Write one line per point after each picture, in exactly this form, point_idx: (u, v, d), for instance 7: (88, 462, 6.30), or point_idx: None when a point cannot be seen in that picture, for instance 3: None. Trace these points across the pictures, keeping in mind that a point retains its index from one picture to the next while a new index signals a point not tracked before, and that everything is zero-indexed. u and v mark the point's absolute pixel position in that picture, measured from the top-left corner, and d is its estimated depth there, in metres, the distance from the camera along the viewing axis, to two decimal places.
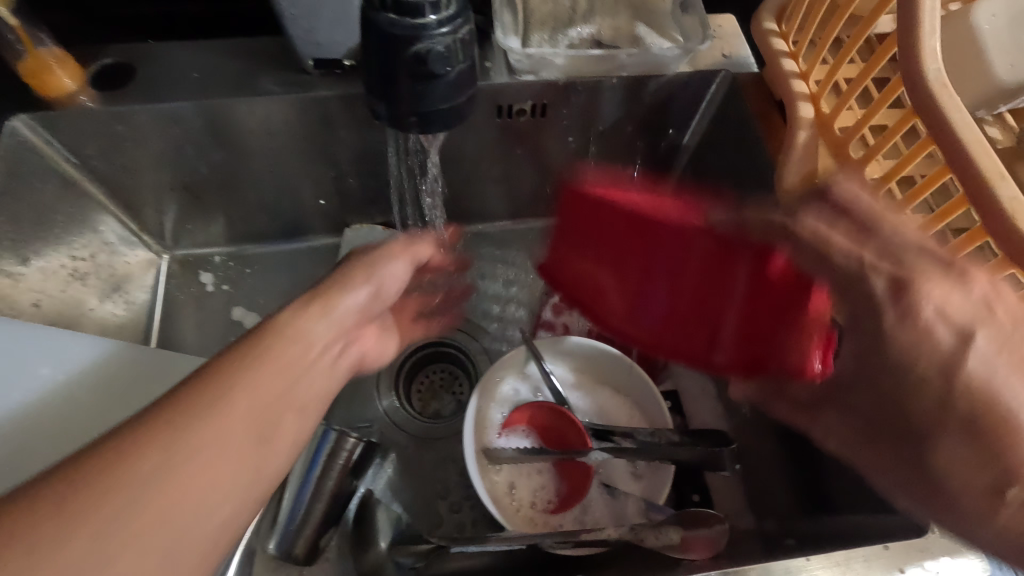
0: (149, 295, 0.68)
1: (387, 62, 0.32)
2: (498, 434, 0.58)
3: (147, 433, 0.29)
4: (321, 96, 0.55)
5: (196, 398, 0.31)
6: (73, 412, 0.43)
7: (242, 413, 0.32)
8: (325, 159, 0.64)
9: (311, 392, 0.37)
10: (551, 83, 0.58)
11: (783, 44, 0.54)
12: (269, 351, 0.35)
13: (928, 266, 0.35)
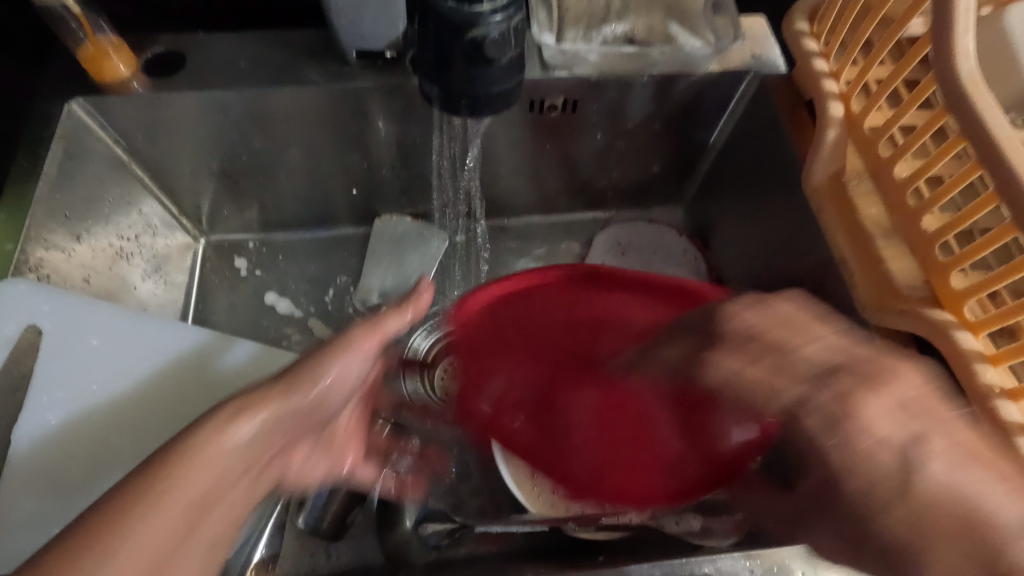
0: (190, 275, 0.71)
1: (444, 48, 0.34)
2: None
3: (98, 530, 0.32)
4: (360, 87, 0.57)
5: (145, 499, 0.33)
6: (166, 392, 0.50)
7: (153, 545, 0.33)
8: (359, 149, 0.65)
9: (227, 514, 0.37)
10: (583, 80, 0.59)
11: (815, 44, 0.55)
12: (181, 471, 0.35)
13: (850, 382, 0.32)
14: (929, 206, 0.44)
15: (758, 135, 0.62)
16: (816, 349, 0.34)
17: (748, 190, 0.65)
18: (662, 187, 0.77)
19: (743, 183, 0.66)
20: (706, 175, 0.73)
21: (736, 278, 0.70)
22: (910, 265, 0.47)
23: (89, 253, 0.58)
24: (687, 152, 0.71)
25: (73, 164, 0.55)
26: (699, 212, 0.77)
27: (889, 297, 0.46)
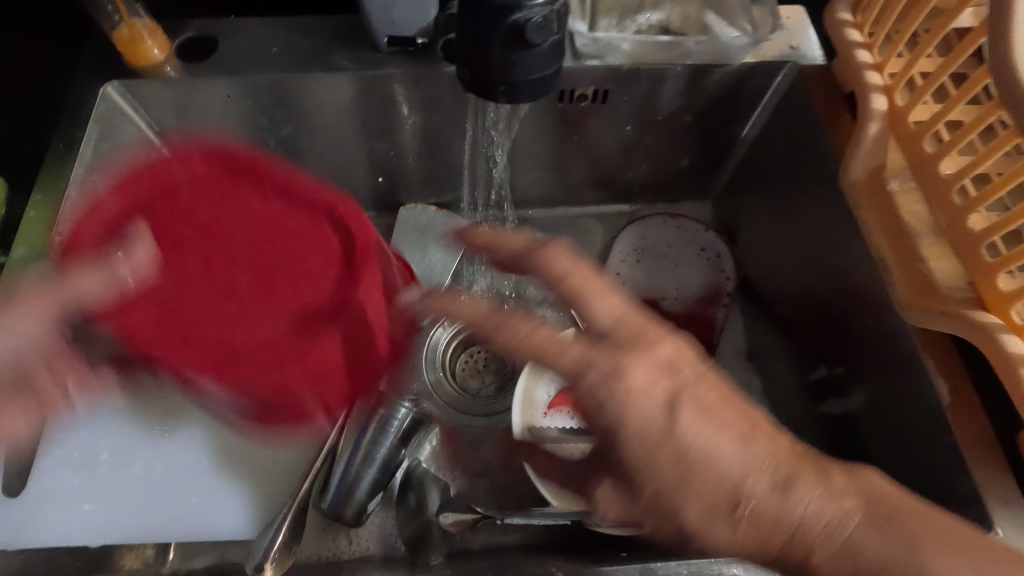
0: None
1: (485, 30, 0.33)
2: (543, 414, 0.60)
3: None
4: (389, 74, 0.57)
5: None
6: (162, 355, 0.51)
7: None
8: (387, 137, 0.65)
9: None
10: (615, 70, 0.58)
11: (859, 35, 0.53)
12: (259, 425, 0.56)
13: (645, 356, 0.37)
14: (975, 205, 0.42)
15: (792, 129, 0.60)
16: (605, 308, 0.37)
17: (780, 186, 0.64)
18: (689, 181, 0.75)
19: (775, 177, 0.64)
20: (735, 170, 0.72)
21: (764, 274, 0.69)
22: (948, 263, 0.46)
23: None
24: (717, 146, 0.70)
25: (106, 150, 0.56)
26: (727, 207, 0.75)
27: (929, 297, 0.45)
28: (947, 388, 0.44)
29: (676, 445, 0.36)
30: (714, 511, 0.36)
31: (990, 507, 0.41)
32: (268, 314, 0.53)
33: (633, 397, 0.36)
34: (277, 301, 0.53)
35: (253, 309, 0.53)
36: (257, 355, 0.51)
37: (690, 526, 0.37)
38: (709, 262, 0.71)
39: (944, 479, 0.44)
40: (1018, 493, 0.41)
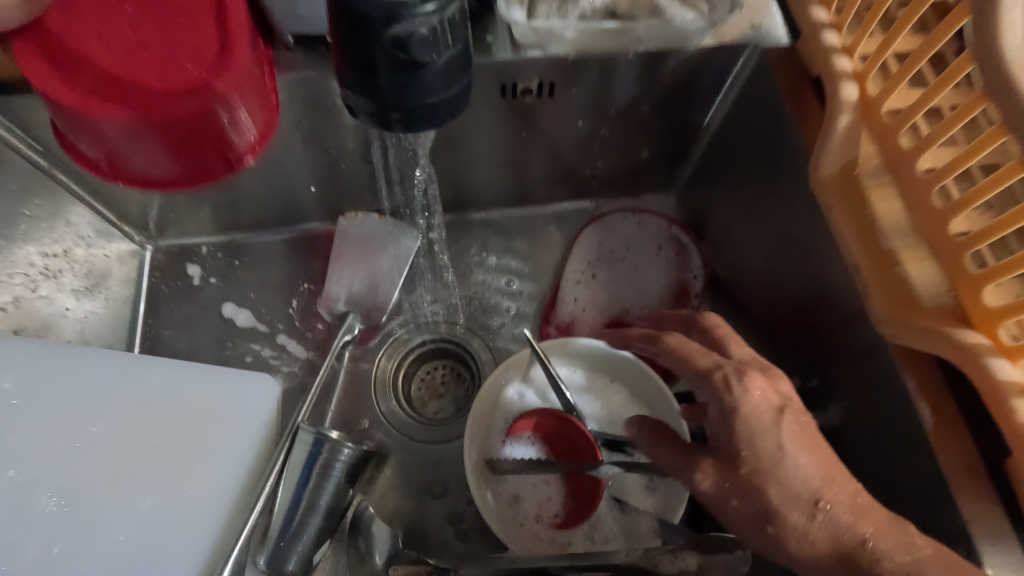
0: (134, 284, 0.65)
1: (365, 50, 0.29)
2: (501, 442, 0.54)
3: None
4: (303, 76, 0.49)
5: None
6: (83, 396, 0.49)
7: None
8: (316, 146, 0.58)
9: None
10: (559, 60, 0.52)
11: (825, 15, 0.48)
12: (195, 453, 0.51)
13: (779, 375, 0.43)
14: (960, 208, 0.38)
15: (758, 118, 0.55)
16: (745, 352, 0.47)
17: (748, 179, 0.59)
18: (655, 172, 0.70)
19: (743, 170, 0.59)
20: (700, 160, 0.67)
21: (733, 271, 0.65)
22: (930, 268, 0.41)
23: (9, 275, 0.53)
24: (680, 136, 0.64)
25: None
26: (693, 200, 0.70)
27: (908, 311, 0.41)
28: (928, 409, 0.40)
29: (777, 437, 0.39)
30: (795, 497, 0.38)
31: (977, 546, 0.37)
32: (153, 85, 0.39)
33: (750, 392, 0.41)
34: (169, 33, 0.40)
35: (137, 53, 0.40)
36: (142, 96, 0.39)
37: (771, 507, 0.38)
38: (669, 261, 0.68)
39: (929, 510, 0.41)
40: (1009, 528, 0.37)
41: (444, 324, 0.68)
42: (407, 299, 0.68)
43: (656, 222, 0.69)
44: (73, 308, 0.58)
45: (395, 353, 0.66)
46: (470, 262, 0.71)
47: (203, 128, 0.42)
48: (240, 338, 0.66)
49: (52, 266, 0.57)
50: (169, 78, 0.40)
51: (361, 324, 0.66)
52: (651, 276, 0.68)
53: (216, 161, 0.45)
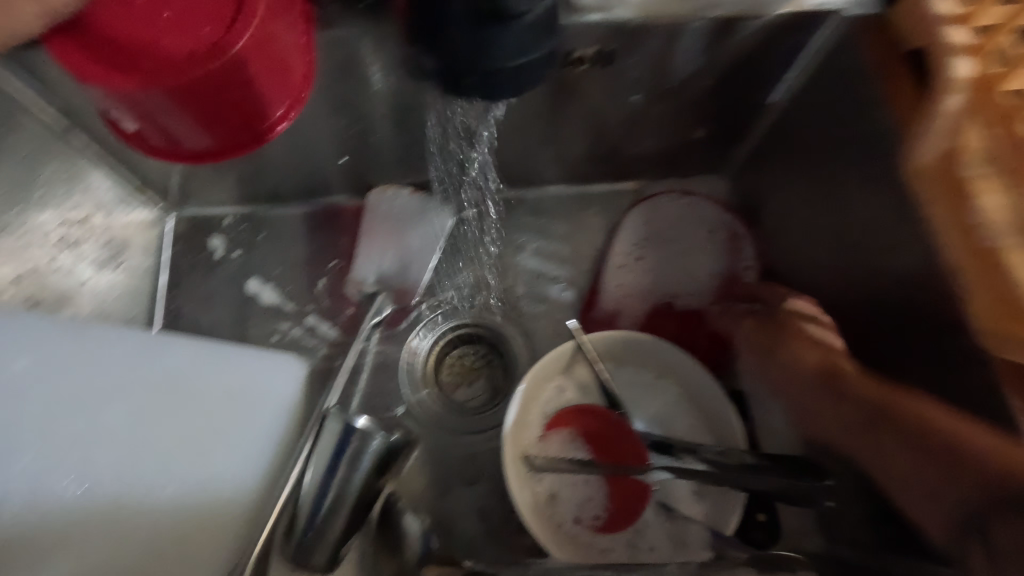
0: (155, 256, 0.62)
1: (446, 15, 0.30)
2: (539, 435, 0.51)
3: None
4: (340, 36, 0.45)
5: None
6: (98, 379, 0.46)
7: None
8: (347, 113, 0.54)
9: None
10: (621, 25, 0.46)
11: None
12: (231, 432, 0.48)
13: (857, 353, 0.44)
14: None
15: (837, 97, 0.49)
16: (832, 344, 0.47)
17: (818, 164, 0.53)
18: (707, 152, 0.65)
19: (813, 154, 0.54)
20: (759, 140, 0.61)
21: (790, 264, 0.60)
22: None
23: (27, 246, 0.49)
24: (741, 114, 0.59)
25: None
26: (748, 183, 0.65)
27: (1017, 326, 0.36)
28: None
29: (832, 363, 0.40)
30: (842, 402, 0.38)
31: None
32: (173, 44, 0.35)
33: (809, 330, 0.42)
34: None
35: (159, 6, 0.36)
36: (162, 54, 0.35)
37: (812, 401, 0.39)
38: (719, 248, 0.65)
39: None
40: None
41: (477, 309, 0.64)
42: (439, 280, 0.65)
43: (708, 204, 0.65)
44: (93, 279, 0.55)
45: (425, 335, 0.63)
46: (506, 244, 0.67)
47: (225, 92, 0.39)
48: (264, 316, 0.63)
49: (71, 235, 0.53)
50: (193, 36, 0.36)
51: (391, 305, 0.63)
52: (699, 262, 0.65)
53: (242, 129, 0.43)
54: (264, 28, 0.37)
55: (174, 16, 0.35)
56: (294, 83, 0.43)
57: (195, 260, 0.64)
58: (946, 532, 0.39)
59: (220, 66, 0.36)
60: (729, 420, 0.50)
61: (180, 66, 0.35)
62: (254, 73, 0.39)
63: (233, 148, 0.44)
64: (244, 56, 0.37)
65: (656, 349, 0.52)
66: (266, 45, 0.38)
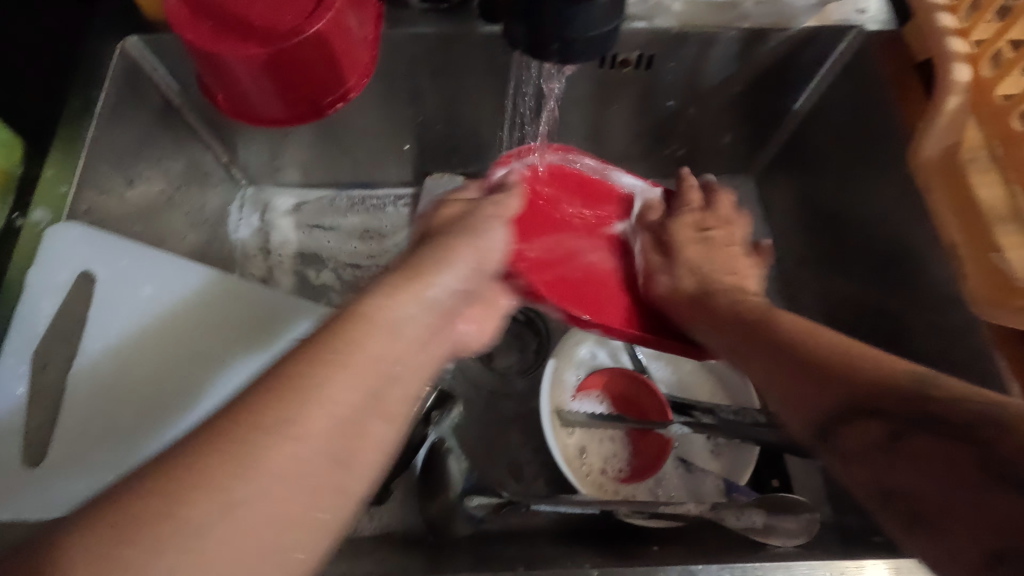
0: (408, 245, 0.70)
1: None
2: (571, 397, 0.57)
3: (195, 469, 0.27)
4: (422, 33, 0.54)
5: (281, 392, 0.30)
6: (196, 337, 0.47)
7: (332, 408, 0.30)
8: (414, 102, 0.62)
9: (405, 395, 0.34)
10: (662, 33, 0.54)
11: (953, 20, 0.48)
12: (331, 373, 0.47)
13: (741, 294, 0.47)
14: None
15: (857, 104, 0.55)
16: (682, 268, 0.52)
17: (828, 166, 0.59)
18: (728, 159, 0.69)
19: (826, 154, 0.59)
20: (781, 147, 0.66)
21: (795, 261, 0.65)
22: None
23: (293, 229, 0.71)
24: (765, 118, 0.63)
25: (126, 104, 0.52)
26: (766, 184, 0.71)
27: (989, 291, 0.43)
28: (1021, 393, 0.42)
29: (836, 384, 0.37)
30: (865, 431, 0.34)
31: None
32: (261, 25, 0.43)
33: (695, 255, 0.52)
34: None
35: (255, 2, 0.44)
36: (256, 32, 0.43)
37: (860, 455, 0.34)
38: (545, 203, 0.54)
39: None
40: None
41: None
42: None
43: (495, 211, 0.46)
44: (357, 249, 0.71)
45: None
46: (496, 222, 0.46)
47: (308, 69, 0.46)
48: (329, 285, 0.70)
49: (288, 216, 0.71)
50: (274, 23, 0.44)
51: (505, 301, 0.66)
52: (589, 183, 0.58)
53: (311, 97, 0.49)
54: (338, 19, 0.45)
55: (265, 12, 0.44)
56: (359, 66, 0.49)
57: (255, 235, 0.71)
58: (809, 428, 0.37)
59: (297, 51, 0.44)
60: (748, 388, 0.55)
61: (267, 46, 0.43)
62: (333, 46, 0.45)
63: (304, 116, 0.50)
64: (322, 37, 0.44)
65: None
66: (340, 34, 0.46)
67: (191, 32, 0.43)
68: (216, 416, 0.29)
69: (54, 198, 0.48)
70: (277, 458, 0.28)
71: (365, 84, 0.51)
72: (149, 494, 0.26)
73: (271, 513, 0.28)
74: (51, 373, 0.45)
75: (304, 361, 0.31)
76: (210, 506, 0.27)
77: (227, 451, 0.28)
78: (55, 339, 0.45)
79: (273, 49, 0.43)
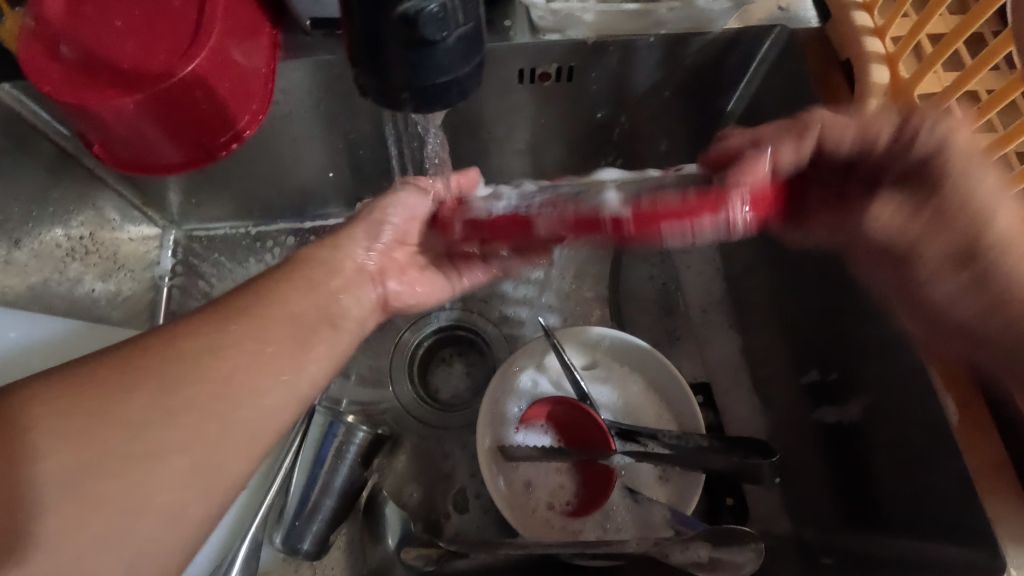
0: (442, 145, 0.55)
1: (373, 32, 0.25)
2: (515, 430, 0.54)
3: (180, 329, 0.37)
4: (325, 61, 0.50)
5: (237, 303, 0.39)
6: None
7: (285, 310, 0.41)
8: (334, 129, 0.59)
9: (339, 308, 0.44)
10: (578, 45, 0.51)
11: (869, 18, 0.46)
12: (297, 274, 0.43)
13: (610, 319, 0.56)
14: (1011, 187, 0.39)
15: (787, 102, 0.53)
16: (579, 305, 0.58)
17: None
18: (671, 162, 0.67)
19: None
20: None
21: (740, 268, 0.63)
22: None
23: (224, 270, 0.67)
24: (703, 121, 0.61)
25: (3, 157, 0.48)
26: None
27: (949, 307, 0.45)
28: (955, 404, 0.42)
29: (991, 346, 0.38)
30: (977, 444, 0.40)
31: (1005, 545, 0.38)
32: (126, 65, 0.40)
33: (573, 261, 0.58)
34: (141, 26, 0.41)
35: (122, 41, 0.40)
36: (123, 74, 0.40)
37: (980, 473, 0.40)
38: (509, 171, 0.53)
39: (952, 506, 0.41)
40: None
41: (460, 310, 0.65)
42: None
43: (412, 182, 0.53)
44: None
45: (408, 342, 0.65)
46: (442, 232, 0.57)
47: (189, 110, 0.42)
48: None
49: (212, 252, 0.68)
50: (146, 64, 0.40)
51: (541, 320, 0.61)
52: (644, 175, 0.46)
53: (202, 139, 0.45)
54: (217, 54, 0.41)
55: (135, 52, 0.40)
56: (253, 101, 0.46)
57: (183, 274, 0.67)
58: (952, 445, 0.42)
59: (171, 93, 0.40)
60: (694, 409, 0.53)
61: (135, 93, 0.40)
62: (212, 84, 0.42)
63: (200, 159, 0.46)
64: (202, 76, 0.41)
65: (630, 345, 0.56)
66: (221, 69, 0.42)
67: (49, 81, 0.39)
68: (157, 332, 0.37)
69: None
70: (229, 344, 0.37)
71: (262, 119, 0.47)
72: (144, 347, 0.35)
73: (239, 385, 0.37)
74: None
75: (250, 294, 0.40)
76: (191, 353, 0.36)
77: (189, 349, 0.36)
78: None
79: (144, 95, 0.40)
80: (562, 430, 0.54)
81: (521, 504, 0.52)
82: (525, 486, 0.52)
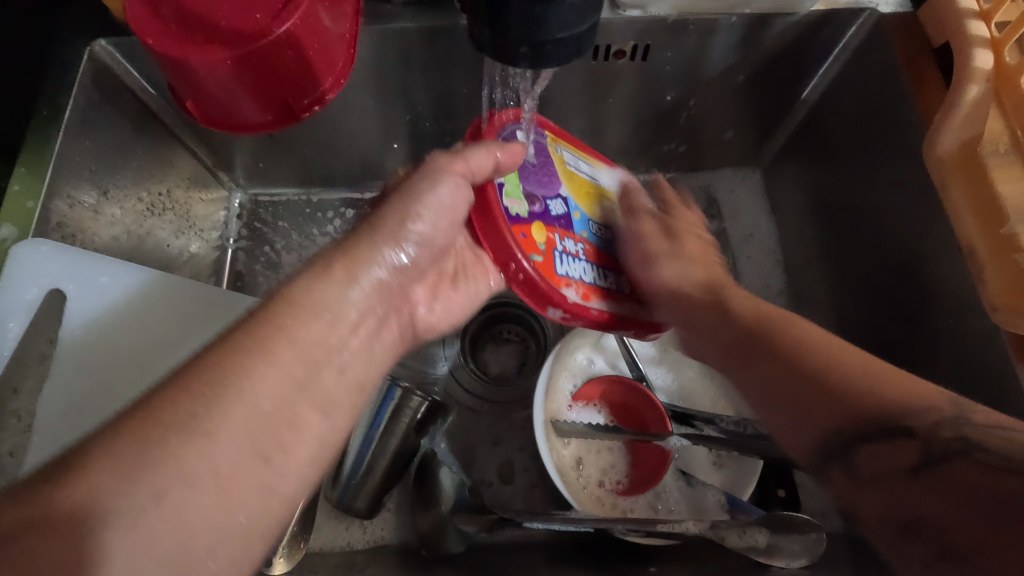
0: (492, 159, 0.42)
1: None
2: (568, 406, 0.54)
3: (116, 443, 0.27)
4: (403, 29, 0.51)
5: (198, 384, 0.30)
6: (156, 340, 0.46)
7: (253, 402, 0.30)
8: (402, 100, 0.59)
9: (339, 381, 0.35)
10: (658, 21, 0.50)
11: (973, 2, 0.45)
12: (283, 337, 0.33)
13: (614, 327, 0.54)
14: None
15: (869, 89, 0.51)
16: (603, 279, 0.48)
17: (839, 158, 0.55)
18: (735, 148, 0.66)
19: (841, 145, 0.55)
20: (791, 136, 0.62)
21: (804, 259, 0.61)
22: None
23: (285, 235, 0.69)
24: (774, 107, 0.60)
25: (97, 111, 0.50)
26: (774, 175, 0.66)
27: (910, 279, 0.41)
28: None
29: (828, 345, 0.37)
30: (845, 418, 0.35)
31: None
32: (224, 24, 0.41)
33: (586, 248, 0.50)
34: None
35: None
36: (219, 33, 0.41)
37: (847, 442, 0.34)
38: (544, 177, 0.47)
39: None
40: None
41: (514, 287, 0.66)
42: None
43: (452, 164, 0.40)
44: None
45: None
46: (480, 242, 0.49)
47: (277, 71, 0.44)
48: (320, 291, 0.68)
49: (275, 216, 0.70)
50: (242, 24, 0.41)
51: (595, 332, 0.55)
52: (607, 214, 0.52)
53: (287, 100, 0.46)
54: (309, 16, 0.42)
55: (232, 11, 0.41)
56: (337, 66, 0.47)
57: (246, 237, 0.69)
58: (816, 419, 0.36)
59: (263, 52, 0.41)
60: None
61: (230, 51, 0.41)
62: (302, 46, 0.43)
63: (282, 120, 0.47)
64: (293, 39, 0.42)
65: None
66: (312, 31, 0.43)
67: (152, 36, 0.41)
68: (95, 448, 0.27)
69: (23, 215, 0.46)
70: (193, 459, 0.28)
71: (343, 84, 0.48)
72: (70, 480, 0.26)
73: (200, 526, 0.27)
74: (22, 398, 0.44)
75: (203, 385, 0.30)
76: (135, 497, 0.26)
77: (138, 484, 0.27)
78: (26, 359, 0.44)
79: (237, 53, 0.41)
80: (618, 413, 0.55)
81: (573, 480, 0.51)
82: (576, 462, 0.52)
